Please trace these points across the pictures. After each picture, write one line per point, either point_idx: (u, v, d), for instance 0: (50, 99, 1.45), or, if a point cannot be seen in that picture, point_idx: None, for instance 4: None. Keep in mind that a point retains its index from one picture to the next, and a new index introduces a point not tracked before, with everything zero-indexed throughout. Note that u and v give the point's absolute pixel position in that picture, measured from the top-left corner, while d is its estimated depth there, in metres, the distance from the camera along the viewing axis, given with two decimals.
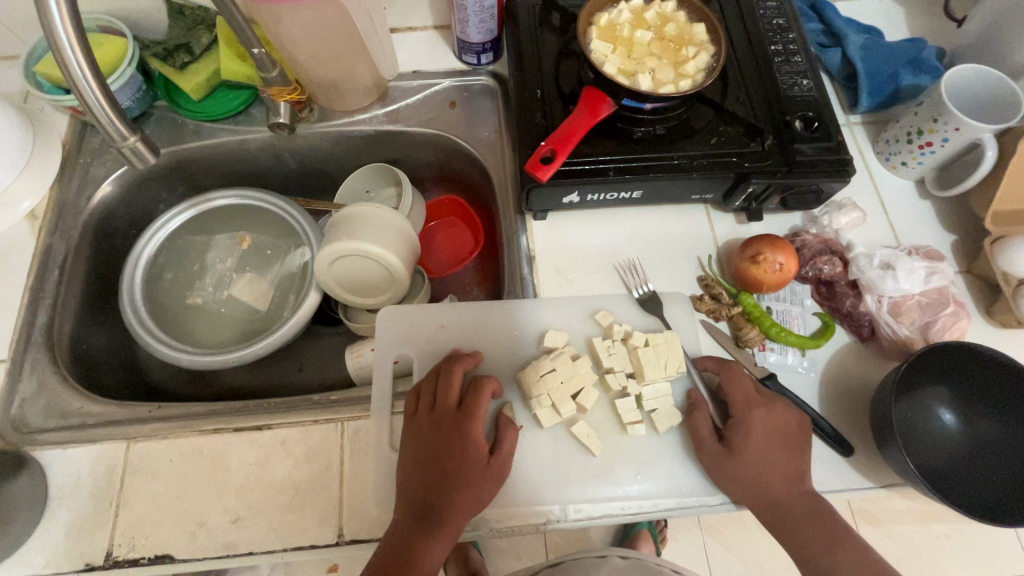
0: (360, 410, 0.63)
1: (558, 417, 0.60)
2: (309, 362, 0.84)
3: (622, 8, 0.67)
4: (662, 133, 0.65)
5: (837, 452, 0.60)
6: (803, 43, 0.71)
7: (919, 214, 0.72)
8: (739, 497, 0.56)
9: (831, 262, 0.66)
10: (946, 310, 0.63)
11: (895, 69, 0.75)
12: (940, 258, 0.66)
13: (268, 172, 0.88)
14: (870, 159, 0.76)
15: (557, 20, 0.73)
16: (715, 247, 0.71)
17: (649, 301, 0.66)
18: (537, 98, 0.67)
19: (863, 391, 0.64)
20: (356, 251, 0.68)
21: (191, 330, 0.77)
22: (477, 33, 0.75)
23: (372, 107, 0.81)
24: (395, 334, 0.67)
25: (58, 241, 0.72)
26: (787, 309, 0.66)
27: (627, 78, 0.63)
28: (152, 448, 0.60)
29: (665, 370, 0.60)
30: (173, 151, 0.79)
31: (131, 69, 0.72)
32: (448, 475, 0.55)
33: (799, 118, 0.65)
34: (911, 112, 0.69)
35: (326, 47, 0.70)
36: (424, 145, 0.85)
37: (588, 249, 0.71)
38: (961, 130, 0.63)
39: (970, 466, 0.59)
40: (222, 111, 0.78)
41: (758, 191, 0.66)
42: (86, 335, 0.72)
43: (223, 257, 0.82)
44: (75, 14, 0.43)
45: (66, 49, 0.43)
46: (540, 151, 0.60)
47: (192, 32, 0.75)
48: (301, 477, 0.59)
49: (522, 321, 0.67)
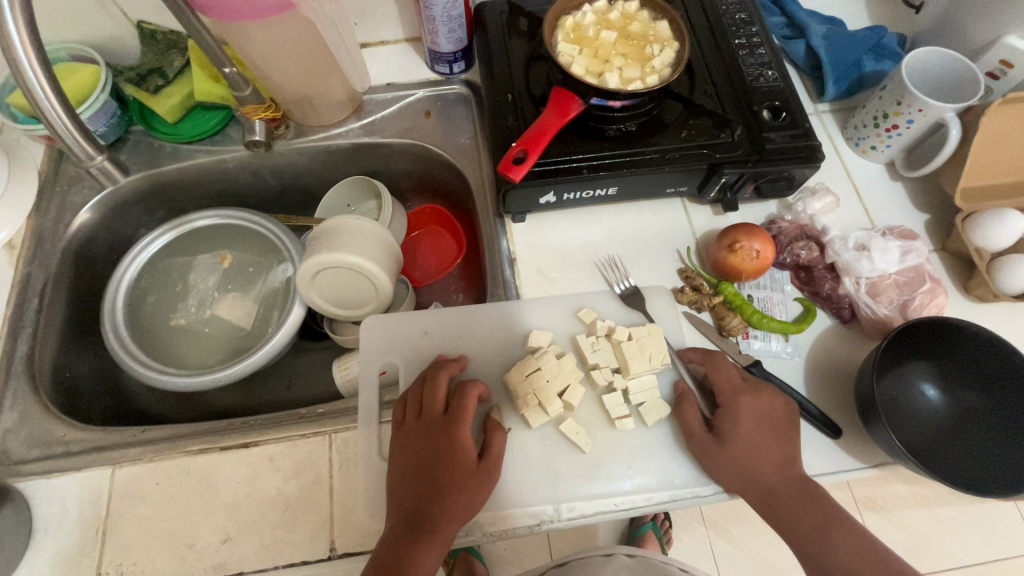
0: (348, 421, 0.62)
1: (546, 416, 0.60)
2: (298, 378, 0.83)
3: (587, 10, 0.68)
4: (634, 130, 0.66)
5: (826, 434, 0.60)
6: (766, 35, 0.73)
7: (891, 196, 0.73)
8: (730, 485, 0.56)
9: (808, 247, 0.67)
10: (923, 288, 0.63)
11: (859, 56, 0.77)
12: (914, 237, 0.66)
13: (248, 191, 0.88)
14: (840, 145, 0.77)
15: (524, 25, 0.75)
16: (694, 240, 0.71)
17: (631, 296, 0.66)
18: (508, 102, 0.68)
19: (848, 373, 0.64)
20: (338, 262, 0.68)
21: (176, 352, 0.77)
22: (447, 42, 0.76)
23: (348, 121, 0.82)
24: (380, 343, 0.67)
25: (37, 269, 0.72)
26: (768, 296, 0.67)
27: (596, 77, 0.64)
28: (137, 472, 0.60)
29: (649, 363, 0.61)
30: (150, 174, 0.79)
31: (104, 95, 0.73)
32: (437, 481, 0.55)
33: (767, 108, 0.67)
34: (876, 97, 0.70)
35: (297, 64, 0.70)
36: (402, 156, 0.85)
37: (568, 248, 0.71)
38: (924, 111, 0.64)
39: (955, 438, 0.59)
40: (198, 133, 0.79)
41: (731, 181, 0.67)
42: (69, 363, 0.72)
43: (205, 277, 0.81)
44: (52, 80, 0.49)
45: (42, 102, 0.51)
46: (512, 152, 0.61)
47: (164, 56, 0.75)
48: (291, 492, 0.59)
49: (507, 323, 0.67)
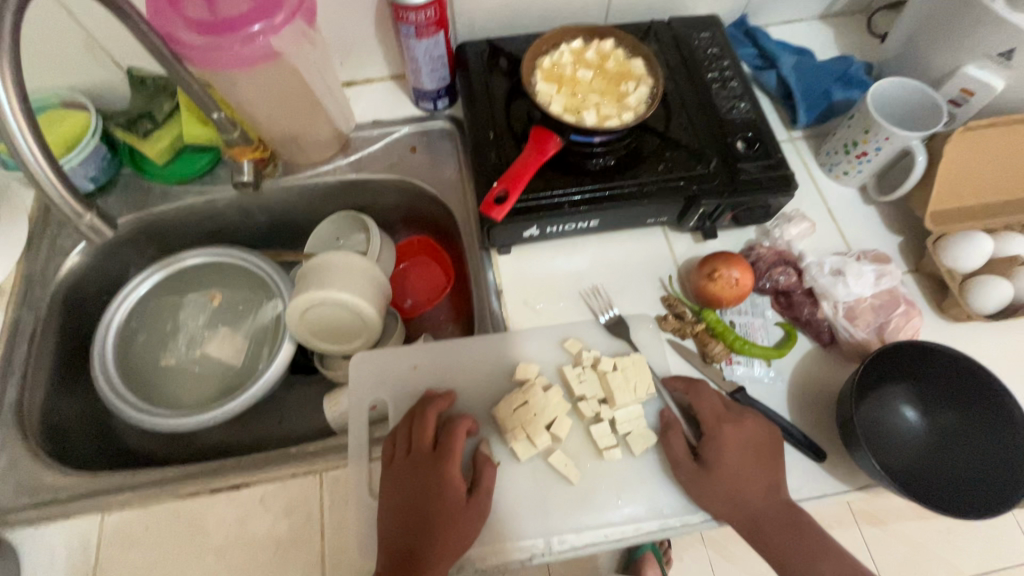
0: (338, 459, 0.63)
1: (534, 448, 0.60)
2: (290, 413, 0.83)
3: (563, 50, 0.71)
4: (613, 163, 0.68)
5: (810, 458, 0.61)
6: (738, 68, 0.76)
7: (866, 219, 0.75)
8: (717, 512, 0.56)
9: (786, 272, 0.68)
10: (898, 310, 0.65)
11: (828, 86, 0.80)
12: (888, 261, 0.68)
13: (238, 228, 0.89)
14: (815, 170, 0.79)
15: (504, 64, 0.77)
16: (676, 267, 0.73)
17: (615, 325, 0.68)
18: (490, 139, 0.70)
19: (829, 396, 0.65)
20: (327, 299, 0.69)
21: (166, 392, 0.77)
22: (431, 81, 0.78)
23: (335, 158, 0.84)
24: (369, 379, 0.67)
25: (27, 313, 0.72)
26: (750, 321, 0.68)
27: (573, 115, 0.66)
28: (127, 518, 0.59)
29: (635, 392, 0.62)
30: (140, 216, 0.80)
31: (95, 139, 0.74)
32: (428, 518, 0.55)
33: (741, 139, 0.69)
34: (845, 125, 0.73)
35: (283, 106, 0.72)
36: (390, 190, 0.87)
37: (553, 279, 0.72)
38: (891, 139, 0.67)
39: (938, 460, 0.60)
40: (188, 173, 0.80)
41: (709, 210, 0.68)
42: (58, 407, 0.72)
43: (195, 315, 0.82)
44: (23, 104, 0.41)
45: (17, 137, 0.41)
46: (494, 191, 0.63)
47: (153, 100, 0.77)
48: (282, 533, 0.59)
49: (494, 355, 0.68)
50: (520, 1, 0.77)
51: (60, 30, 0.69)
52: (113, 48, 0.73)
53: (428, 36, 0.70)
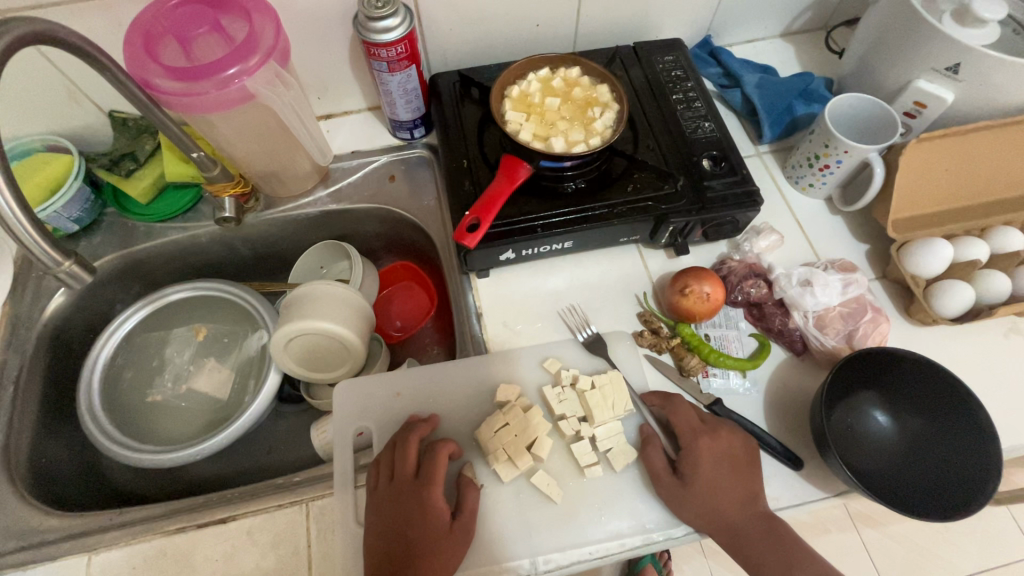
0: (324, 489, 0.63)
1: (516, 469, 0.61)
2: (279, 443, 0.84)
3: (531, 79, 0.73)
4: (584, 186, 0.70)
5: (789, 466, 0.62)
6: (701, 89, 0.79)
7: (832, 229, 0.78)
8: (697, 525, 0.57)
9: (757, 284, 0.70)
10: (866, 317, 0.67)
11: (790, 101, 0.83)
12: (854, 270, 0.70)
13: (223, 261, 0.90)
14: (782, 183, 0.82)
15: (476, 94, 0.79)
16: (650, 284, 0.75)
17: (593, 343, 0.69)
18: (463, 167, 0.72)
19: (804, 404, 0.67)
20: (310, 329, 0.70)
21: (153, 429, 0.78)
22: (406, 111, 0.80)
23: (316, 189, 0.85)
24: (353, 407, 0.68)
25: (12, 356, 0.73)
26: (724, 334, 0.70)
27: (542, 142, 0.69)
28: (113, 557, 0.60)
29: (613, 409, 0.63)
30: (124, 254, 0.81)
31: (78, 182, 0.76)
32: (412, 545, 0.56)
33: (706, 158, 0.72)
34: (807, 139, 0.76)
35: (261, 143, 0.74)
36: (371, 219, 0.89)
37: (531, 300, 0.74)
38: (850, 152, 0.70)
39: (907, 462, 0.62)
40: (171, 211, 0.81)
41: (679, 227, 0.70)
42: (45, 449, 0.72)
43: (181, 351, 0.83)
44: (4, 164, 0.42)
45: None
46: (466, 220, 0.65)
47: (135, 141, 0.79)
48: (269, 565, 0.59)
49: (476, 378, 0.69)
50: (489, 33, 0.80)
51: (42, 77, 0.71)
52: (95, 93, 0.75)
53: (401, 70, 0.71)
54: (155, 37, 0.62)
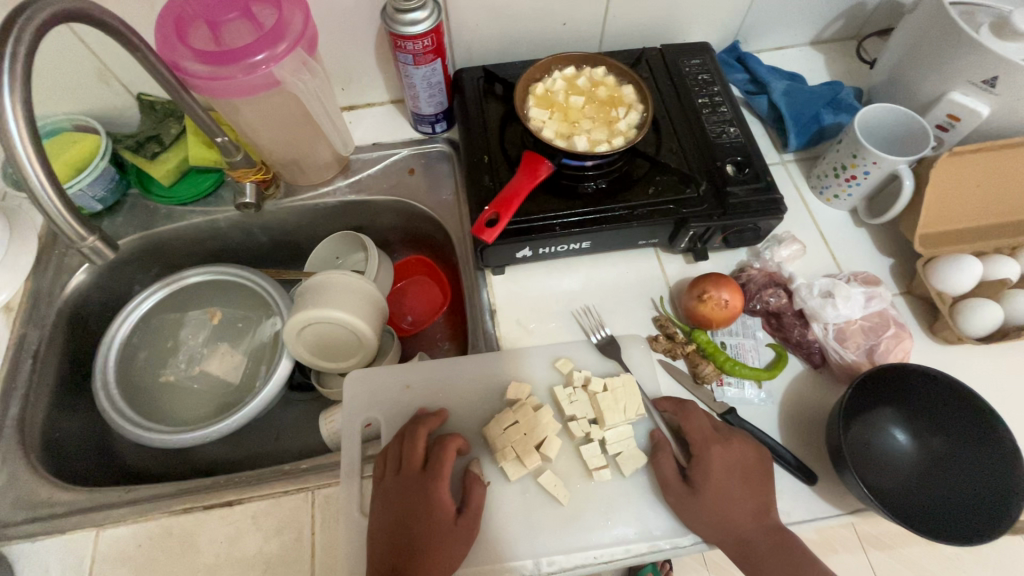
0: (331, 477, 0.63)
1: (524, 468, 0.61)
2: (286, 430, 0.84)
3: (556, 77, 0.73)
4: (605, 187, 0.69)
5: (802, 480, 0.61)
6: (728, 94, 0.78)
7: (856, 241, 0.76)
8: (706, 535, 0.56)
9: (776, 294, 0.69)
10: (888, 333, 0.65)
11: (818, 110, 0.81)
12: (877, 283, 0.69)
13: (241, 247, 0.91)
14: (807, 193, 0.81)
15: (499, 90, 0.79)
16: (667, 289, 0.74)
17: (607, 346, 0.68)
18: (484, 162, 0.72)
19: (820, 419, 0.65)
20: (324, 318, 0.70)
21: (165, 409, 0.79)
22: (429, 106, 0.80)
23: (335, 179, 0.86)
24: (363, 398, 0.68)
25: (32, 330, 0.74)
26: (740, 342, 0.69)
27: (565, 140, 0.68)
28: (120, 534, 0.60)
29: (625, 413, 0.62)
30: (146, 236, 0.82)
31: (103, 162, 0.77)
32: (416, 539, 0.55)
33: (730, 163, 0.71)
34: (834, 149, 0.74)
35: (285, 130, 0.74)
36: (389, 212, 0.89)
37: (546, 299, 0.73)
38: (878, 163, 0.68)
39: (926, 482, 0.60)
40: (194, 194, 0.82)
41: (700, 233, 0.69)
42: (58, 423, 0.73)
43: (195, 333, 0.84)
44: (35, 134, 0.43)
45: (26, 163, 0.42)
46: (486, 215, 0.64)
47: (161, 124, 0.79)
48: (272, 551, 0.59)
49: (487, 374, 0.69)
50: (515, 30, 0.80)
51: (73, 57, 0.72)
52: (125, 75, 0.76)
53: (426, 63, 0.71)
54: (186, 22, 0.63)
